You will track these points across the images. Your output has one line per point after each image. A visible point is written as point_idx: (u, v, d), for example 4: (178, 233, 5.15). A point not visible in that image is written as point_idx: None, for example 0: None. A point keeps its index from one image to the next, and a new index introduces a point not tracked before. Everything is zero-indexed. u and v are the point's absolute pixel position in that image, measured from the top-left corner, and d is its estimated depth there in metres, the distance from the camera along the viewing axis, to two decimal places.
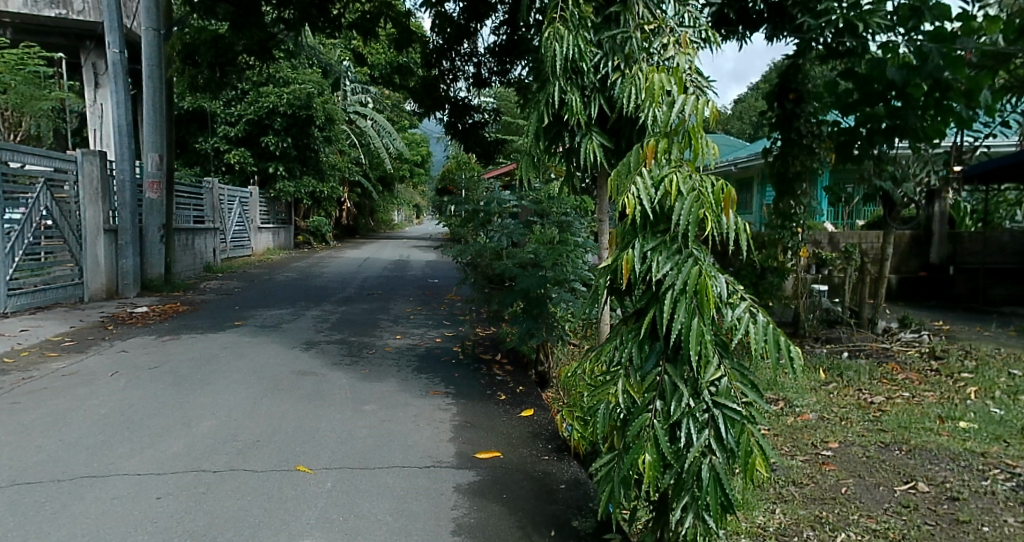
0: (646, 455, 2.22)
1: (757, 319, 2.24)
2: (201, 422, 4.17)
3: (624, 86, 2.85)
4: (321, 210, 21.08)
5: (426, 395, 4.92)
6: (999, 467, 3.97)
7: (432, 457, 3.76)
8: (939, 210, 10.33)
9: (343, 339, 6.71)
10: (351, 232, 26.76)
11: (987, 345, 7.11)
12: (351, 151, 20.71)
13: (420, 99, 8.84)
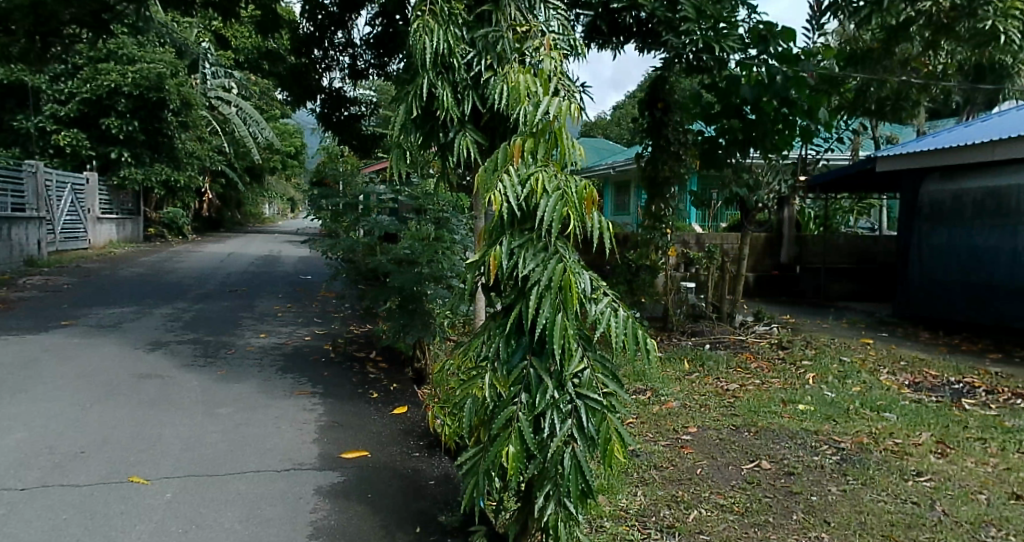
0: (510, 447, 2.26)
1: (618, 313, 2.32)
2: (10, 435, 3.81)
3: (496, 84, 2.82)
4: (177, 200, 19.80)
5: (290, 395, 4.77)
6: (828, 443, 4.40)
7: (292, 459, 3.65)
8: (790, 214, 11.22)
9: (196, 339, 6.36)
10: (215, 225, 25.38)
11: (827, 336, 7.83)
12: (212, 139, 19.60)
13: (289, 87, 8.49)
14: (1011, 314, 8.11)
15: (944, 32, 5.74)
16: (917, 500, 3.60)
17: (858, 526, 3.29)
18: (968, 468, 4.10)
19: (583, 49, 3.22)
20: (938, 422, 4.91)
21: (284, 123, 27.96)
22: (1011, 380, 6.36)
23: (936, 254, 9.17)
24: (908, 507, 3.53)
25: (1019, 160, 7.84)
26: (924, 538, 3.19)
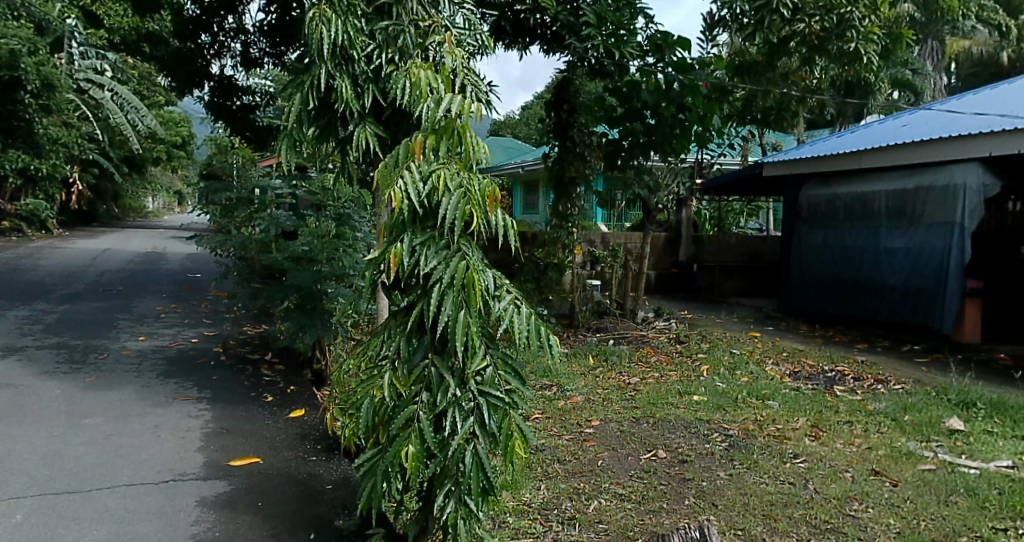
0: (410, 447, 2.22)
1: (521, 311, 2.32)
2: None
3: (397, 77, 2.74)
4: (42, 191, 18.26)
5: (172, 402, 4.52)
6: (718, 431, 4.62)
7: (172, 470, 3.46)
8: (686, 215, 11.63)
9: (64, 344, 5.91)
10: (82, 218, 23.70)
11: (719, 330, 8.21)
12: (83, 126, 18.20)
13: (173, 72, 8.17)
14: (875, 309, 8.77)
15: (818, 51, 6.08)
16: (793, 480, 3.86)
17: (741, 507, 3.49)
18: (837, 449, 4.45)
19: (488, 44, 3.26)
20: (813, 408, 5.30)
21: (169, 111, 26.40)
22: (878, 368, 6.92)
23: (814, 254, 9.80)
24: (786, 488, 3.78)
25: (885, 167, 8.64)
26: (798, 515, 3.43)
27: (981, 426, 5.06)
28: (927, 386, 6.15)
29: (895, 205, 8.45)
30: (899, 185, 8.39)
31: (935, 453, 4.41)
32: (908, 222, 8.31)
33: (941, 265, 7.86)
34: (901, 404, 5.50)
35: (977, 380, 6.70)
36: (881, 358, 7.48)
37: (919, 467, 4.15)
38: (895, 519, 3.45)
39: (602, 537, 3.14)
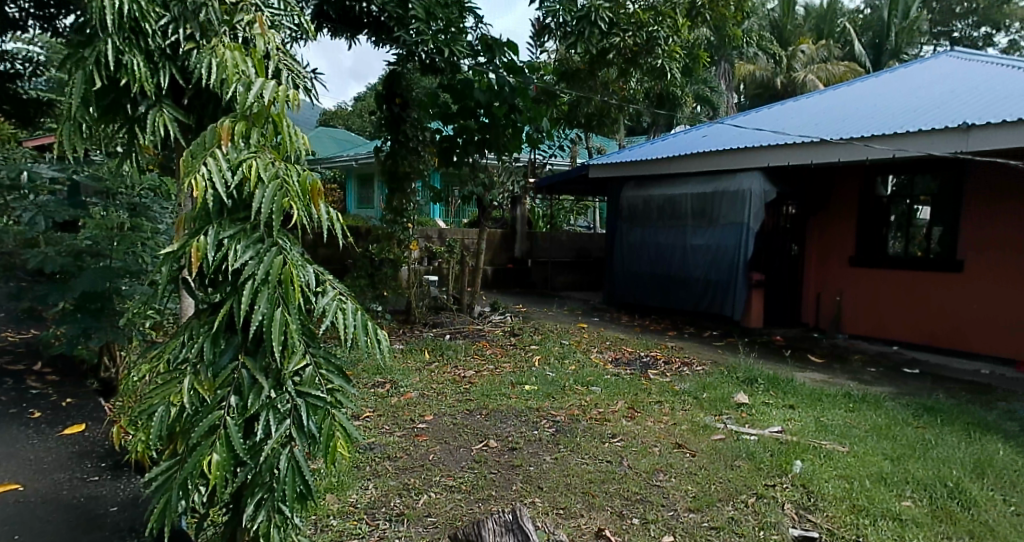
0: (213, 455, 2.13)
1: (345, 308, 2.27)
2: None
3: (202, 56, 2.47)
4: None
5: None
6: (547, 417, 4.86)
7: None
8: (520, 213, 11.96)
9: None
10: None
11: (550, 322, 8.59)
12: None
13: None
14: (681, 300, 9.69)
15: (631, 65, 6.58)
16: (610, 458, 4.23)
17: (564, 487, 3.78)
18: (647, 426, 4.92)
19: (307, 24, 3.14)
20: (630, 390, 5.76)
21: None
22: (682, 352, 7.65)
23: (629, 250, 10.58)
24: (604, 465, 4.14)
25: (690, 173, 9.54)
26: (613, 489, 3.80)
27: (761, 398, 5.81)
28: (721, 366, 6.90)
29: (696, 207, 9.33)
30: (700, 190, 9.27)
31: (725, 425, 5.04)
32: (706, 222, 9.21)
33: (734, 261, 8.85)
34: (699, 383, 6.15)
35: (761, 359, 7.62)
36: (687, 343, 8.26)
37: (712, 438, 4.73)
38: (692, 486, 3.93)
39: (430, 531, 3.19)
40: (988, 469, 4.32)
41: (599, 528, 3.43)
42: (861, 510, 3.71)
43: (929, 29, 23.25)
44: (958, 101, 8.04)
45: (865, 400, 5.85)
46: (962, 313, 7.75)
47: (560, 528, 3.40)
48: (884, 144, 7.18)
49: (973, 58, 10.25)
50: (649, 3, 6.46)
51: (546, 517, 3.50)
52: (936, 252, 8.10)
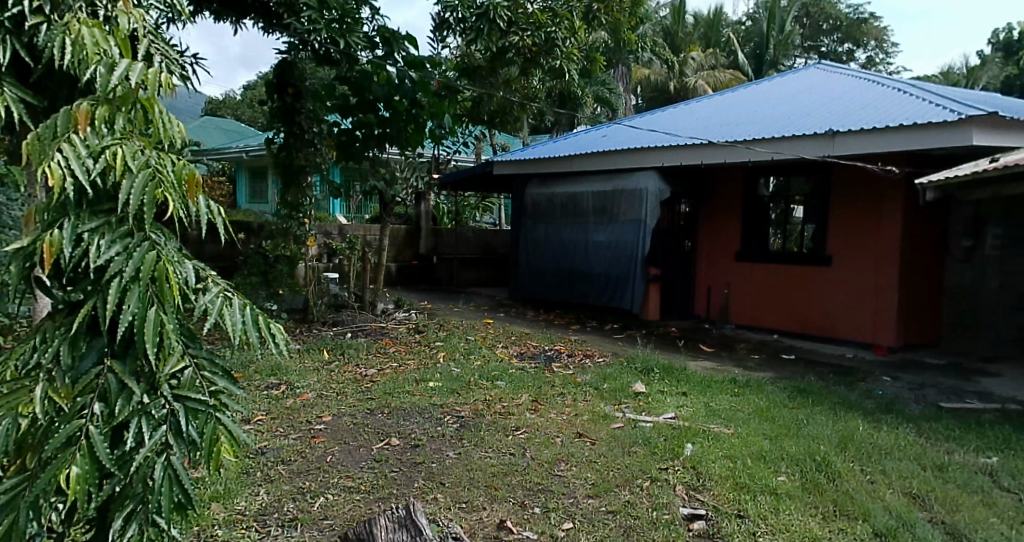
0: (72, 468, 1.73)
1: (232, 303, 2.03)
2: None
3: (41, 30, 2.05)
4: None
5: None
6: (452, 413, 4.87)
7: None
8: (425, 209, 11.91)
9: None
10: None
11: (456, 318, 8.57)
12: None
13: None
14: (582, 295, 9.94)
15: (532, 64, 6.74)
16: (513, 451, 4.32)
17: (466, 482, 3.84)
18: (550, 418, 5.03)
19: (176, 4, 2.97)
20: (535, 384, 5.85)
21: None
22: (583, 345, 7.82)
23: (531, 246, 10.73)
24: (508, 458, 4.23)
25: (591, 172, 9.81)
26: (515, 481, 3.90)
27: (658, 387, 6.05)
28: (621, 357, 7.13)
29: (597, 204, 9.60)
30: (600, 188, 9.54)
31: (624, 413, 5.21)
32: (606, 220, 9.50)
33: (632, 257, 9.17)
34: (600, 374, 6.32)
35: (658, 349, 7.91)
36: (590, 337, 8.45)
37: (612, 427, 4.90)
38: (591, 473, 4.09)
39: (327, 534, 3.12)
40: (850, 443, 4.72)
41: (500, 519, 3.50)
42: (744, 486, 3.99)
43: (800, 44, 24.71)
44: (825, 110, 8.73)
45: (749, 385, 6.21)
46: (831, 303, 8.35)
47: (465, 521, 3.46)
48: (764, 147, 7.84)
49: (838, 70, 11.11)
50: (548, 4, 6.58)
51: (448, 512, 3.53)
52: (810, 247, 8.66)
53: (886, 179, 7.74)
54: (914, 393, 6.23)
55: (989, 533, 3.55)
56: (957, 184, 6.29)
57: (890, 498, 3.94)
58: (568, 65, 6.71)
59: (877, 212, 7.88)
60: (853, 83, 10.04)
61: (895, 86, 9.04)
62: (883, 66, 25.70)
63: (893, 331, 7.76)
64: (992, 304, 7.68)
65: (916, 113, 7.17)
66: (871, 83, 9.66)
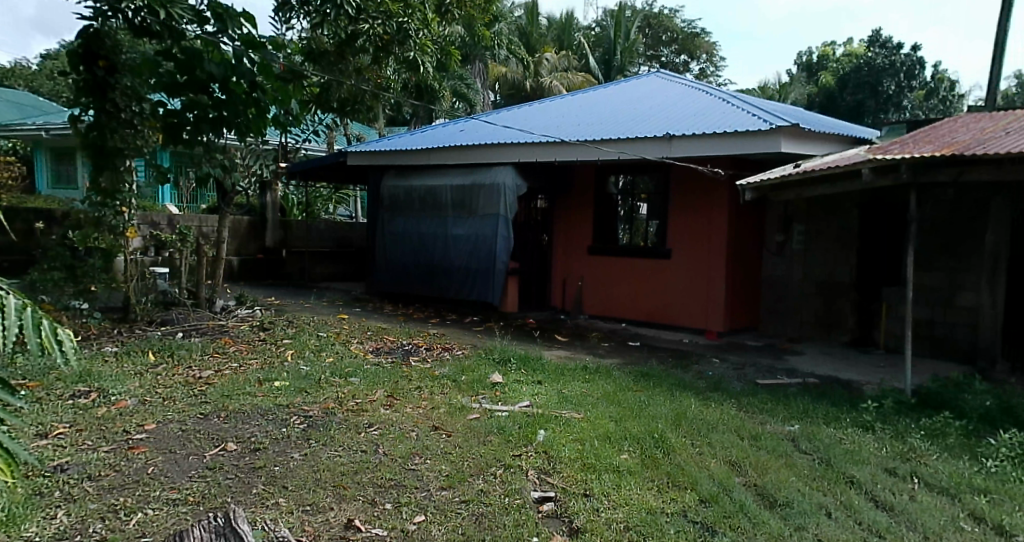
0: None
1: (5, 303, 1.78)
2: None
3: None
4: None
5: None
6: (297, 413, 4.66)
7: None
8: (270, 199, 11.32)
9: None
10: None
11: (306, 315, 8.23)
12: None
13: None
14: (439, 288, 9.92)
15: (385, 54, 6.54)
16: (365, 448, 4.21)
17: (312, 483, 3.69)
18: (406, 413, 4.95)
19: None
20: (390, 379, 5.72)
21: None
22: (441, 338, 7.77)
23: (386, 239, 10.54)
24: (358, 456, 4.10)
25: (448, 166, 9.81)
26: (366, 479, 3.79)
27: (514, 376, 6.12)
28: (479, 349, 7.16)
29: (453, 199, 9.59)
30: (457, 181, 9.54)
31: (480, 404, 5.22)
32: (463, 214, 9.52)
33: (489, 250, 9.28)
34: (458, 367, 6.30)
35: (514, 340, 8.05)
36: (448, 330, 8.44)
37: (468, 418, 4.89)
38: (445, 465, 4.07)
39: None
40: (683, 420, 5.03)
41: (349, 518, 3.39)
42: (591, 466, 4.13)
43: (643, 51, 25.94)
44: (663, 115, 9.28)
45: (598, 371, 6.45)
46: (672, 293, 8.87)
47: (310, 524, 3.32)
48: (611, 147, 8.23)
49: (674, 79, 11.90)
50: None
51: (290, 517, 3.36)
52: (652, 241, 9.17)
53: (715, 180, 8.38)
54: (737, 372, 6.76)
55: (792, 492, 3.95)
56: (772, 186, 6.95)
57: (714, 466, 4.25)
58: (422, 56, 6.70)
59: (709, 208, 8.48)
60: (686, 91, 10.81)
61: (722, 96, 9.83)
62: (713, 79, 27.63)
63: (723, 319, 8.42)
64: (799, 292, 8.49)
65: (738, 121, 7.85)
66: (701, 92, 10.45)
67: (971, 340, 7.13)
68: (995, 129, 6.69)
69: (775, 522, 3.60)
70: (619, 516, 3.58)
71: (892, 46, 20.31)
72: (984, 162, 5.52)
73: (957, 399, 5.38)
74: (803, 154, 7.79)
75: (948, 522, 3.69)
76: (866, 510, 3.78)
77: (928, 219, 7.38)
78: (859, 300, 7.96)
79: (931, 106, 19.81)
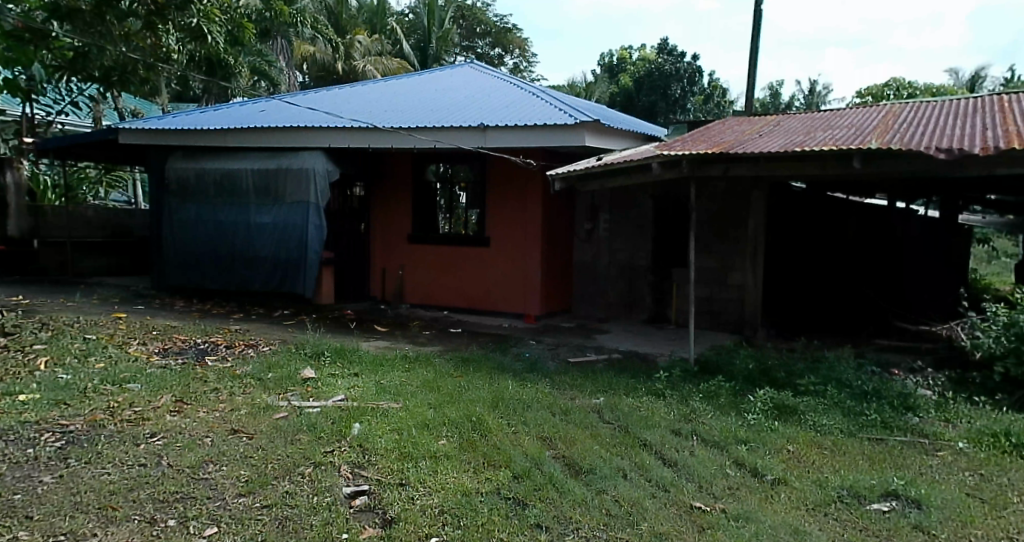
0: None
1: None
2: None
3: None
4: None
5: None
6: (51, 430, 4.04)
7: None
8: (12, 179, 10.17)
9: None
10: None
11: (71, 315, 7.22)
12: None
13: None
14: (244, 279, 9.21)
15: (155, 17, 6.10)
16: (144, 461, 3.74)
17: (68, 508, 3.21)
18: (199, 417, 4.48)
19: None
20: (179, 382, 5.15)
21: None
22: (246, 334, 7.21)
23: (175, 229, 9.52)
24: (135, 471, 3.63)
25: (247, 149, 9.08)
26: (143, 495, 3.36)
27: (328, 370, 5.79)
28: (289, 344, 6.69)
29: (257, 185, 8.94)
30: (261, 165, 8.88)
31: (289, 401, 4.87)
32: (269, 200, 8.91)
33: (299, 239, 8.78)
34: (263, 364, 5.83)
35: (328, 332, 7.68)
36: (253, 325, 7.84)
37: (274, 418, 4.53)
38: (246, 469, 3.73)
39: None
40: (500, 402, 5.02)
41: None
42: (407, 456, 3.98)
43: (457, 42, 25.97)
44: (477, 105, 9.26)
45: (419, 359, 6.30)
46: (490, 279, 8.95)
47: None
48: (425, 135, 8.06)
49: (485, 70, 12.01)
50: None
51: None
52: (471, 229, 9.19)
53: (527, 170, 8.54)
54: (551, 352, 6.95)
55: (594, 458, 4.08)
56: (578, 177, 7.18)
57: (527, 443, 4.27)
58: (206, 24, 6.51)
59: (522, 196, 8.64)
60: (496, 82, 10.94)
61: (531, 90, 10.06)
62: (528, 73, 28.27)
63: (540, 302, 8.65)
64: (605, 275, 8.92)
65: (546, 114, 8.05)
66: (511, 85, 10.62)
67: (740, 314, 7.89)
68: (756, 131, 7.45)
69: (579, 490, 3.68)
70: (434, 501, 3.48)
71: (677, 54, 22.14)
72: (747, 159, 6.08)
73: (728, 364, 5.89)
74: (604, 148, 8.18)
75: (717, 470, 4.01)
76: (655, 468, 4.00)
77: (706, 210, 8.08)
78: (656, 282, 8.55)
79: (709, 110, 22.09)
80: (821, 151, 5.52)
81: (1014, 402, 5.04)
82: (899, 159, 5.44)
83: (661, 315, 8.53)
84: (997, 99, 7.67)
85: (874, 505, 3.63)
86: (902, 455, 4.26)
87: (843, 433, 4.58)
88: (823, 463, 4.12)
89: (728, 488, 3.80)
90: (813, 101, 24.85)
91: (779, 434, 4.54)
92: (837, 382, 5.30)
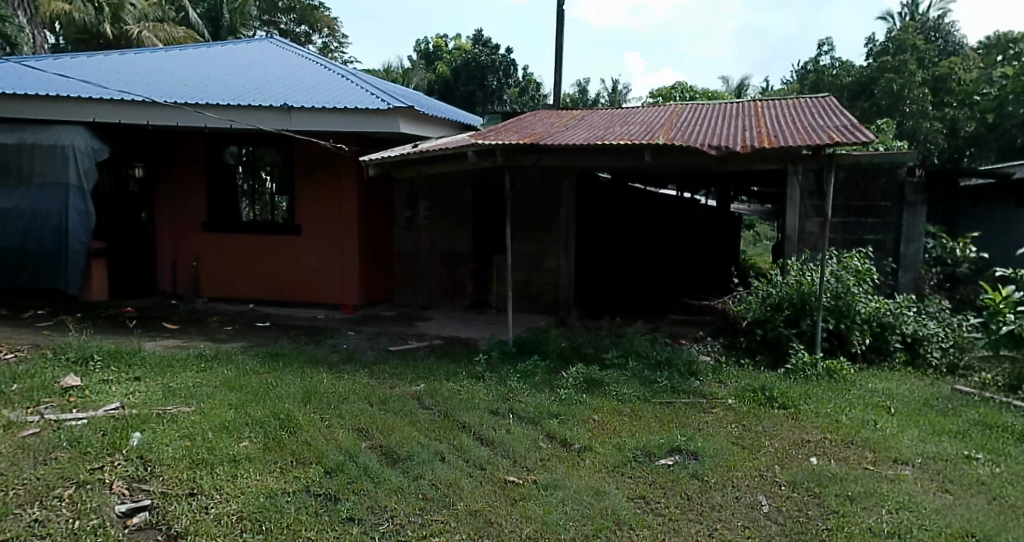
0: None
1: None
2: None
3: None
4: None
5: None
6: None
7: None
8: None
9: None
10: None
11: None
12: None
13: None
14: None
15: None
16: None
17: None
18: None
19: None
20: None
21: None
22: None
23: None
24: None
25: None
26: None
27: (99, 376, 4.91)
28: (45, 348, 5.61)
29: None
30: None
31: (42, 416, 4.01)
32: (16, 180, 7.43)
33: (57, 227, 7.41)
34: (8, 374, 4.79)
35: (99, 333, 6.60)
36: None
37: (19, 436, 3.71)
38: None
39: None
40: (314, 395, 4.52)
41: None
42: (201, 463, 3.43)
43: (256, 17, 24.04)
44: (275, 85, 8.46)
45: (217, 357, 5.58)
46: (304, 270, 8.27)
47: None
48: (217, 113, 7.22)
49: (288, 47, 11.07)
50: None
51: None
52: (280, 216, 8.40)
53: (338, 154, 7.93)
54: (370, 342, 6.51)
55: (413, 445, 3.76)
56: (391, 165, 6.78)
57: (341, 436, 3.84)
58: None
59: (336, 178, 8.02)
60: (299, 61, 10.11)
61: (339, 72, 9.40)
62: (338, 54, 26.93)
63: (357, 291, 8.11)
64: (425, 263, 8.58)
65: (354, 98, 7.53)
66: (316, 65, 9.87)
67: (557, 297, 7.99)
68: (562, 124, 7.50)
69: (397, 479, 3.37)
70: (231, 508, 3.06)
71: (493, 46, 22.20)
72: (554, 152, 6.03)
73: (543, 342, 5.84)
74: (418, 137, 7.84)
75: (531, 444, 3.86)
76: (473, 448, 3.77)
77: (520, 198, 8.02)
78: (477, 268, 8.34)
79: (524, 102, 22.57)
80: (621, 146, 5.61)
81: (768, 361, 5.48)
82: (683, 153, 5.68)
83: (483, 300, 8.35)
84: (752, 104, 8.46)
85: (661, 460, 3.68)
86: (684, 414, 4.40)
87: (640, 399, 4.67)
88: (622, 428, 4.12)
89: (540, 460, 3.67)
90: (617, 99, 26.20)
91: (586, 406, 4.50)
92: (635, 354, 5.42)
